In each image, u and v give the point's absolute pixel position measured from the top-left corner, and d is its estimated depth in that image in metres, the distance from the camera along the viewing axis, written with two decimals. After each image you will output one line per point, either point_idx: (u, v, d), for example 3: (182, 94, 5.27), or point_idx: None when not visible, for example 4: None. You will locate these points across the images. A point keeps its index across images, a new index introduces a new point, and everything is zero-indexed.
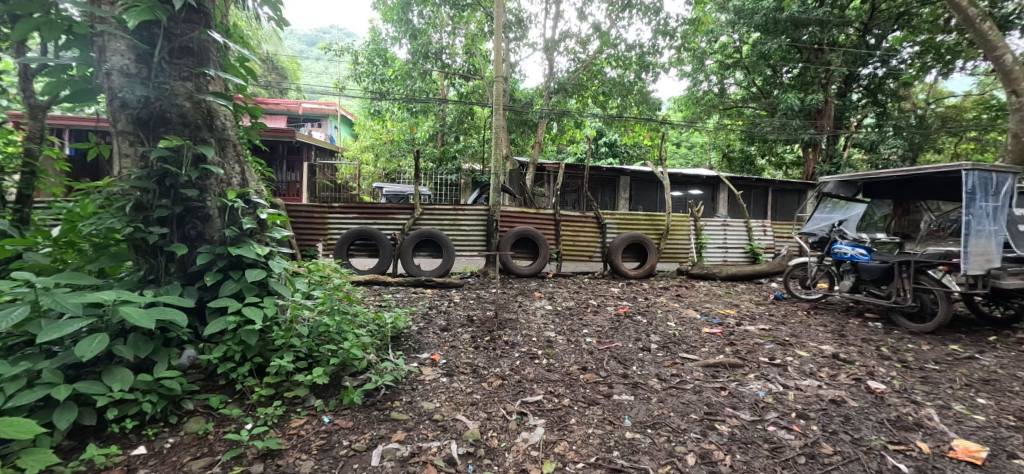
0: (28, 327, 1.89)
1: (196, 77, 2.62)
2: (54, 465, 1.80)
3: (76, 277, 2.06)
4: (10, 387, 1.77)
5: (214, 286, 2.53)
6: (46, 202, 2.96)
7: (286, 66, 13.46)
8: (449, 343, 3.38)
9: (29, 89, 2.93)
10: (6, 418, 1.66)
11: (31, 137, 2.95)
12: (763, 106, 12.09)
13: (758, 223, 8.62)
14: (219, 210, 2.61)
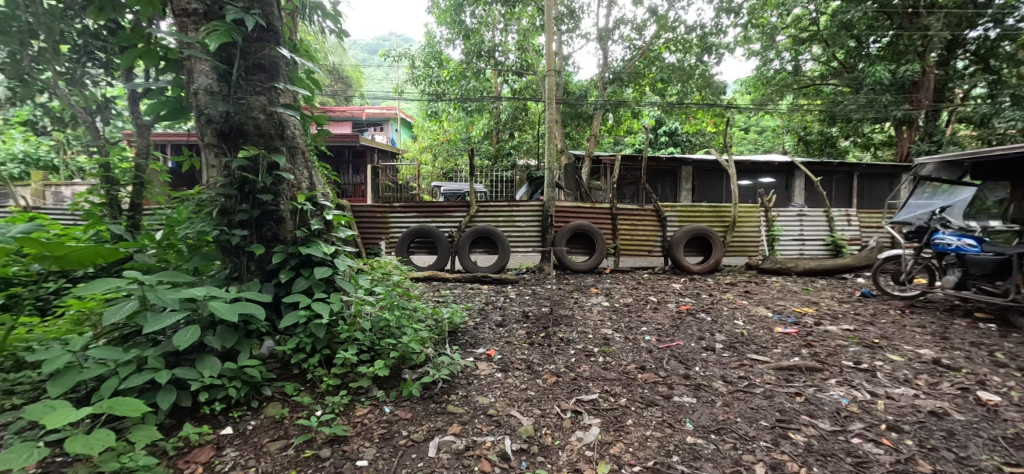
0: (137, 319, 2.14)
1: (268, 91, 2.82)
2: (159, 440, 2.05)
3: (174, 275, 2.32)
4: (124, 371, 2.04)
5: (288, 283, 2.74)
6: (152, 209, 3.32)
7: (350, 75, 14.26)
8: (505, 339, 3.42)
9: (137, 111, 3.35)
10: (119, 397, 1.90)
11: (139, 152, 3.36)
12: (846, 82, 10.94)
13: (840, 211, 7.86)
14: (290, 213, 2.82)
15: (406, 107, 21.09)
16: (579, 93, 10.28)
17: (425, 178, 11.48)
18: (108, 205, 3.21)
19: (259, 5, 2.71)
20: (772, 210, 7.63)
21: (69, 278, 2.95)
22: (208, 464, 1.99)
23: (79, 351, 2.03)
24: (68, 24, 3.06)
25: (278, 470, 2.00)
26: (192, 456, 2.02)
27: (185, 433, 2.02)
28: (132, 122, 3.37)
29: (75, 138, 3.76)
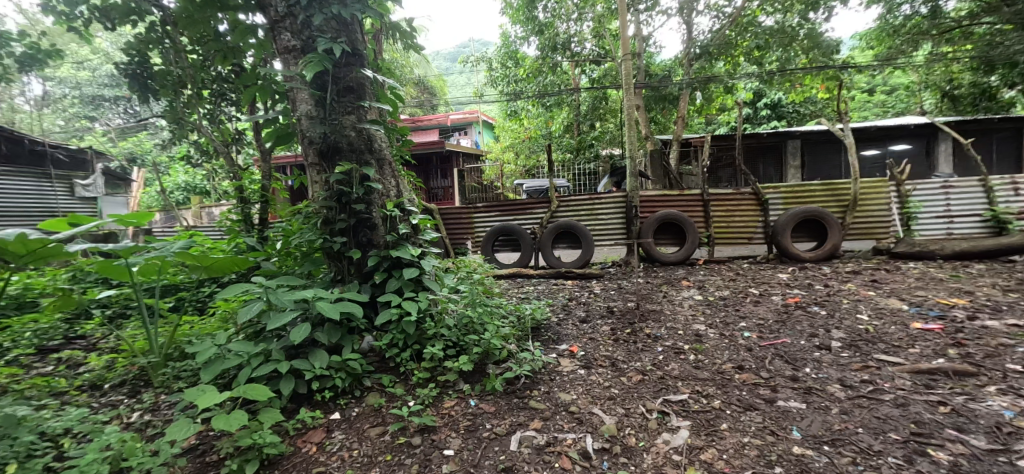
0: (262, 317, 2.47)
1: (356, 110, 3.08)
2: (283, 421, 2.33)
3: (289, 278, 2.63)
4: (255, 361, 2.35)
5: (382, 283, 2.97)
6: (275, 223, 3.74)
7: (434, 84, 15.02)
8: (588, 335, 3.37)
9: (260, 139, 3.91)
10: (251, 385, 2.20)
11: (263, 174, 3.92)
12: (1009, 17, 8.82)
13: (1005, 178, 6.38)
14: (381, 219, 3.06)
15: (488, 108, 21.63)
16: (662, 73, 9.66)
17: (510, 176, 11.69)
18: (243, 221, 3.80)
19: (345, 34, 2.98)
20: (905, 183, 6.47)
21: (218, 283, 3.52)
22: (321, 444, 2.24)
23: (221, 344, 2.41)
24: (206, 72, 3.69)
25: (377, 454, 2.19)
26: (307, 436, 2.29)
27: (301, 416, 2.29)
28: (257, 149, 3.94)
29: (217, 166, 4.50)
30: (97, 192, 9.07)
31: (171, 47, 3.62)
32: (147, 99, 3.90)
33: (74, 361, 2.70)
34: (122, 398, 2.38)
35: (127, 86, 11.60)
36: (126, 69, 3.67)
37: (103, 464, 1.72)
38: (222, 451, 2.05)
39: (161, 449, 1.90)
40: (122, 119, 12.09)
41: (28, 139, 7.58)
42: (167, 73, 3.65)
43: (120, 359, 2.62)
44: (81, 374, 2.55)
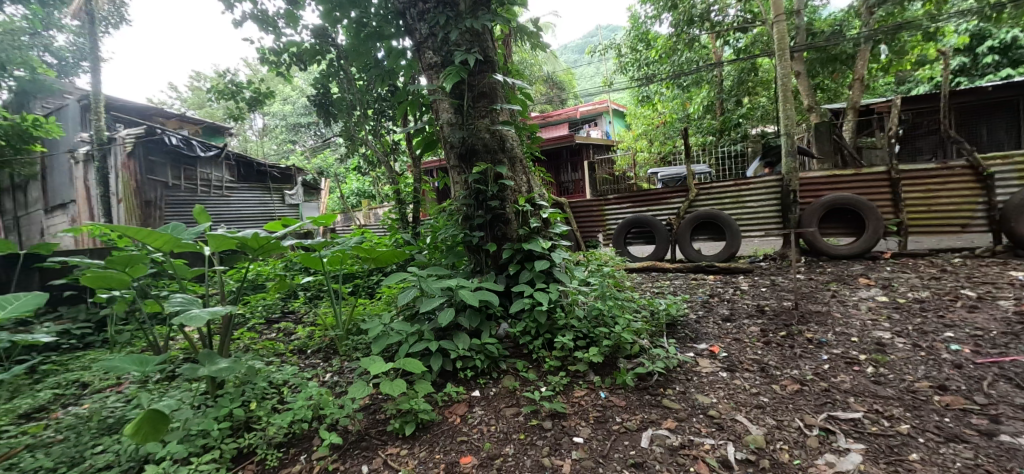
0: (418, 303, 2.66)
1: (490, 113, 3.26)
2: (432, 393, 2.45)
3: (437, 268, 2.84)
4: (410, 338, 2.56)
5: (516, 274, 3.05)
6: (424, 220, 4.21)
7: (563, 79, 15.11)
8: (732, 335, 3.08)
9: (411, 147, 4.43)
10: (406, 359, 2.37)
11: (414, 178, 4.44)
12: None
13: None
14: (514, 214, 3.16)
15: (619, 96, 20.91)
16: (830, 31, 8.13)
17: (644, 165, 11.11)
18: (401, 219, 4.38)
19: (478, 44, 3.20)
20: None
21: (383, 272, 4.13)
22: (464, 416, 2.32)
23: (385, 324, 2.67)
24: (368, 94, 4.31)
25: (512, 432, 2.21)
26: (453, 408, 2.38)
27: (448, 389, 2.39)
28: (410, 156, 4.48)
29: (379, 173, 5.25)
30: (297, 201, 11.00)
31: (344, 77, 4.37)
32: (330, 123, 4.78)
33: (288, 331, 3.43)
34: (319, 361, 2.92)
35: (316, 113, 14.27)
36: (315, 99, 4.53)
37: (305, 411, 2.15)
38: (387, 412, 2.25)
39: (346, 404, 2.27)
40: (314, 139, 14.89)
41: (257, 163, 9.79)
42: (342, 99, 4.41)
43: (317, 331, 3.23)
44: (293, 341, 3.23)
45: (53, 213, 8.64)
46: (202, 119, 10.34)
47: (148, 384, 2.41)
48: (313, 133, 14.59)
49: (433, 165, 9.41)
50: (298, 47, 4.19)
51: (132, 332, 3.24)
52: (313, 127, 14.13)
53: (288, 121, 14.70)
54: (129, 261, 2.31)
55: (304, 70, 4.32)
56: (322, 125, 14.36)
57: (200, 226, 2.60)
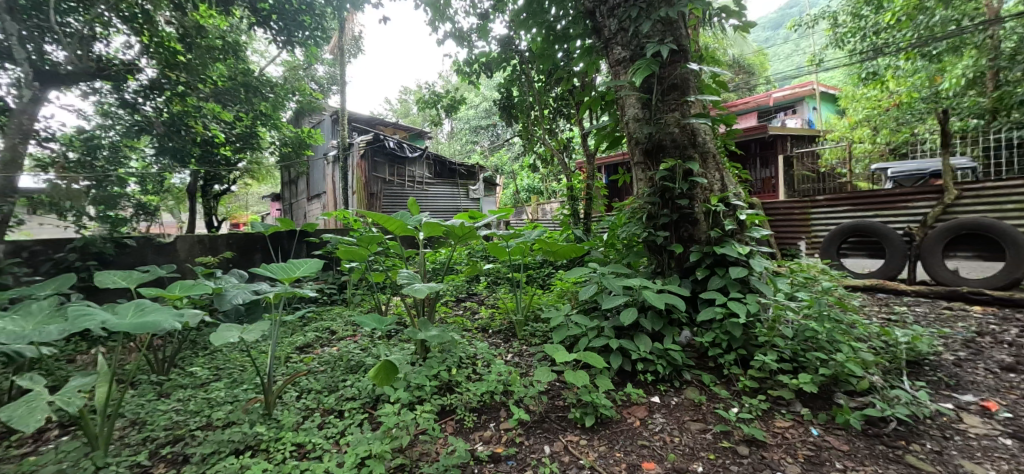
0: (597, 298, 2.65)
1: (681, 106, 2.98)
2: (610, 390, 2.42)
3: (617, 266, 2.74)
4: (590, 332, 2.56)
5: (704, 280, 2.78)
6: (598, 217, 4.17)
7: (752, 61, 13.17)
8: (1021, 393, 2.28)
9: (587, 144, 4.41)
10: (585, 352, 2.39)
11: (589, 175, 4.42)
12: None
13: None
14: (705, 214, 2.86)
15: (828, 75, 17.23)
16: None
17: (864, 160, 8.96)
18: (573, 215, 4.43)
19: (671, 33, 3.00)
20: None
21: (554, 266, 4.24)
22: (644, 421, 2.24)
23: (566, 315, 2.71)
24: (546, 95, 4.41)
25: (700, 449, 2.05)
26: (632, 410, 2.31)
27: (627, 389, 2.33)
28: (586, 153, 4.46)
29: (551, 171, 5.38)
30: (478, 195, 12.07)
31: (526, 81, 4.55)
32: (510, 124, 5.07)
33: (473, 310, 3.74)
34: (499, 341, 3.09)
35: (496, 115, 15.45)
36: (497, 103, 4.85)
37: (497, 385, 2.38)
38: (568, 400, 2.32)
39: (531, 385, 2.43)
40: (491, 139, 16.19)
41: (449, 162, 11.13)
42: (523, 101, 4.62)
43: (498, 313, 3.43)
44: (477, 319, 3.49)
45: (312, 201, 11.32)
46: (409, 126, 12.45)
47: (375, 339, 2.98)
48: (491, 134, 15.87)
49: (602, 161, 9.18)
50: (486, 58, 4.47)
51: (361, 295, 4.01)
52: (492, 129, 15.35)
53: (471, 124, 16.22)
54: (370, 242, 2.77)
55: (490, 76, 4.67)
56: (500, 126, 15.49)
57: (414, 215, 2.98)
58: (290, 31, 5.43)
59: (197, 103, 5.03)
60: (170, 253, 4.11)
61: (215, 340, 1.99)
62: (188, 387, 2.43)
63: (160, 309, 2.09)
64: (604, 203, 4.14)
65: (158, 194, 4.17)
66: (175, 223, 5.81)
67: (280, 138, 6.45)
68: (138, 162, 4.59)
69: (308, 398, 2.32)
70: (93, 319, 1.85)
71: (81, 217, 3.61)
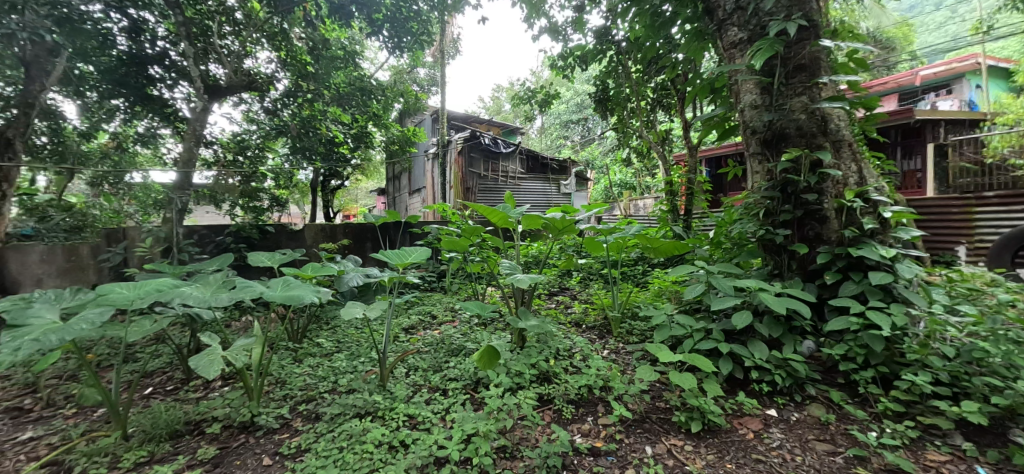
0: (705, 297, 2.50)
1: (810, 89, 2.62)
2: (719, 397, 2.26)
3: (729, 265, 2.53)
4: (696, 334, 2.40)
5: (834, 285, 2.46)
6: (702, 213, 3.88)
7: (894, 33, 11.17)
8: None
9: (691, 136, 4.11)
10: (692, 355, 2.26)
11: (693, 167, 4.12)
12: None
13: None
14: (836, 211, 2.52)
15: (997, 45, 14.10)
16: None
17: None
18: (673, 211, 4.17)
19: (798, 8, 2.65)
20: None
21: (650, 263, 4.05)
22: (759, 434, 2.06)
23: (668, 314, 2.57)
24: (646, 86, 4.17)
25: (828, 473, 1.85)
26: (744, 421, 2.15)
27: (740, 398, 2.16)
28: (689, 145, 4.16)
29: (648, 165, 5.12)
30: (570, 190, 11.85)
31: (623, 71, 4.35)
32: (605, 117, 4.89)
33: (566, 304, 3.64)
34: (594, 337, 2.98)
35: (587, 110, 14.95)
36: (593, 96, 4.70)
37: (596, 380, 2.37)
38: (671, 402, 2.22)
39: (631, 383, 2.38)
40: (583, 133, 15.86)
41: (542, 157, 11.15)
42: (620, 93, 4.42)
43: (592, 309, 3.32)
44: (571, 314, 3.40)
45: (414, 195, 12.07)
46: (503, 122, 12.62)
47: (473, 326, 3.11)
48: (582, 128, 15.55)
49: (706, 155, 8.45)
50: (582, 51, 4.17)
51: (458, 284, 4.20)
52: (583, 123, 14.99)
53: (562, 118, 15.75)
54: (472, 233, 2.86)
55: (586, 69, 4.53)
56: (591, 120, 15.05)
57: (512, 207, 3.03)
58: (398, 38, 5.31)
59: (322, 108, 5.39)
60: (300, 239, 4.63)
61: (344, 314, 2.26)
62: (317, 356, 2.76)
63: (301, 285, 2.41)
64: (708, 198, 3.85)
65: (287, 189, 4.75)
66: (300, 214, 6.52)
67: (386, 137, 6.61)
68: (273, 160, 5.23)
69: (416, 376, 2.50)
70: (252, 291, 2.21)
71: (233, 206, 4.21)
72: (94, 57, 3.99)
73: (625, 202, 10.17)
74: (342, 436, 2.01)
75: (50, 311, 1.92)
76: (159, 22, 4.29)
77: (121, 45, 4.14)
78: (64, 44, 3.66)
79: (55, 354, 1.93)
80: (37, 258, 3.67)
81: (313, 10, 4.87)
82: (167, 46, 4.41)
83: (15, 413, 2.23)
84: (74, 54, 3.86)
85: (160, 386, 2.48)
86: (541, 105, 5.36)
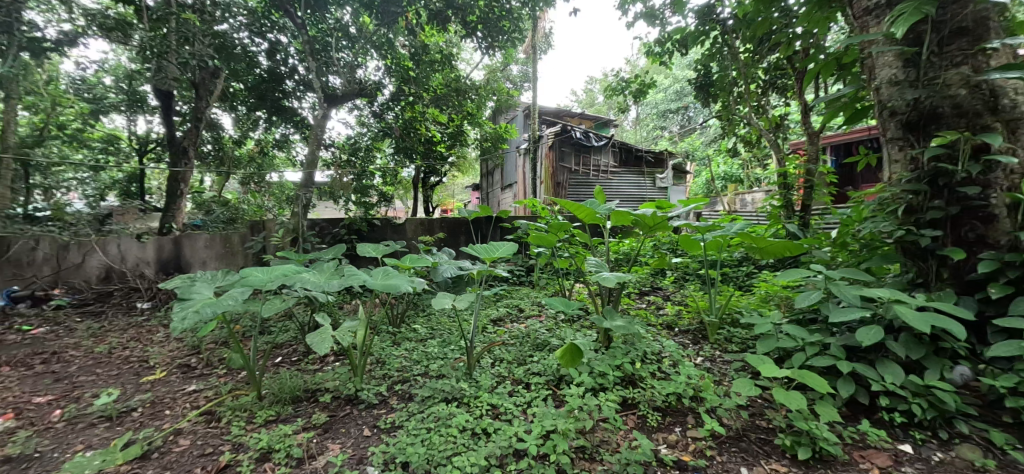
0: (823, 307, 2.18)
1: (974, 57, 2.11)
2: (836, 423, 1.97)
3: (855, 271, 2.17)
4: (810, 349, 2.10)
5: (1003, 301, 1.99)
6: (824, 209, 3.38)
7: None
8: None
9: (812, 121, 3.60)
10: (803, 371, 1.98)
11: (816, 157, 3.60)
12: None
13: None
14: (1009, 208, 2.02)
15: None
16: None
17: None
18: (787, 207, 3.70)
19: None
20: None
21: (757, 265, 3.66)
22: (886, 471, 1.76)
23: (775, 323, 2.30)
24: (757, 67, 3.72)
25: None
26: (868, 454, 1.84)
27: (864, 427, 1.85)
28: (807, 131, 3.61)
29: (759, 154, 4.60)
30: (666, 183, 11.00)
31: (729, 53, 3.93)
32: (707, 104, 4.49)
33: (658, 304, 3.44)
34: (688, 342, 2.78)
35: (688, 98, 13.61)
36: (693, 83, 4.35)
37: (686, 389, 2.22)
38: (775, 422, 1.99)
39: (727, 396, 2.18)
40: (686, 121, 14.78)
41: (636, 149, 10.53)
42: (725, 77, 4.02)
43: (687, 312, 3.09)
44: (662, 315, 3.20)
45: (506, 190, 12.28)
46: (595, 115, 12.23)
47: (559, 322, 3.10)
48: (687, 116, 14.51)
49: (827, 142, 7.44)
50: (681, 34, 3.82)
51: (546, 279, 4.21)
52: (683, 112, 13.97)
53: (660, 108, 14.66)
54: (559, 229, 2.87)
55: (685, 54, 4.18)
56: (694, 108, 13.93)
57: (601, 203, 2.95)
58: (491, 38, 5.43)
59: (423, 110, 5.84)
60: (402, 232, 5.04)
61: (434, 304, 2.40)
62: (413, 340, 2.98)
63: (398, 275, 2.62)
64: (833, 192, 3.34)
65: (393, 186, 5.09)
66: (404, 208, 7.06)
67: (481, 134, 6.85)
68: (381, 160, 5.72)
69: (501, 367, 2.57)
70: (357, 279, 2.45)
71: (347, 202, 4.66)
72: (241, 72, 4.83)
73: (730, 196, 9.30)
74: (430, 418, 2.15)
75: (207, 288, 2.33)
76: (290, 42, 4.98)
77: (262, 64, 5.00)
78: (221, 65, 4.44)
79: (210, 324, 2.34)
80: (202, 245, 4.44)
81: (414, 19, 5.25)
82: (296, 62, 5.14)
83: (185, 368, 2.76)
84: (230, 75, 4.87)
85: (287, 357, 2.89)
86: (635, 96, 5.09)
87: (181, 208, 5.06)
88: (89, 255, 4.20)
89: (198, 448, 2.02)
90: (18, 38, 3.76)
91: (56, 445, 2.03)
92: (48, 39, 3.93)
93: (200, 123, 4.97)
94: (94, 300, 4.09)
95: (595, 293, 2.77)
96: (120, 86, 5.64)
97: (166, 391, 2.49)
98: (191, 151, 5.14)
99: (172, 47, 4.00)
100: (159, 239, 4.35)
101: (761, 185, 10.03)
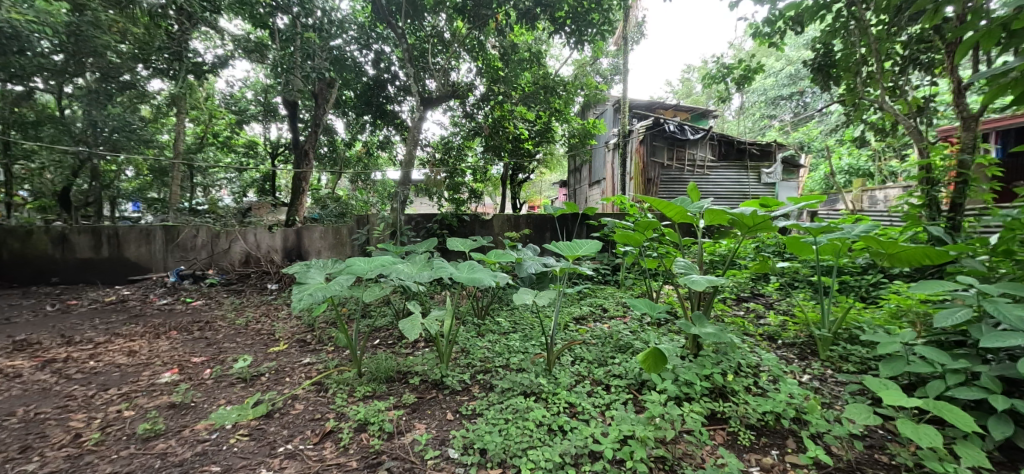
0: (972, 328, 1.80)
1: None
2: (983, 469, 1.64)
3: (1020, 286, 1.76)
4: (953, 377, 1.76)
5: None
6: (981, 210, 2.79)
7: None
8: None
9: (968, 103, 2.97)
10: (942, 403, 1.67)
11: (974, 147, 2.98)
12: None
13: None
14: None
15: None
16: None
17: None
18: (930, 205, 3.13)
19: None
20: None
21: (887, 273, 3.14)
22: None
23: (906, 343, 1.96)
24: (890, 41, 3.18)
25: None
26: None
27: None
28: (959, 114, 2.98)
29: (894, 144, 3.92)
30: (775, 178, 9.82)
31: (857, 28, 3.39)
32: (828, 88, 3.92)
33: (759, 313, 3.12)
34: (793, 356, 2.49)
35: (803, 79, 11.89)
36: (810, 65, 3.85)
37: (786, 409, 1.98)
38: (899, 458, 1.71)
39: (837, 422, 1.92)
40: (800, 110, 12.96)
41: (741, 141, 9.61)
42: (850, 56, 3.48)
43: (793, 323, 2.76)
44: (763, 325, 2.90)
45: (594, 186, 11.98)
46: (692, 106, 11.47)
47: (644, 324, 2.98)
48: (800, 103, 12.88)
49: (986, 126, 6.06)
50: (796, 10, 3.38)
51: (632, 279, 4.05)
52: (799, 98, 12.44)
53: (768, 95, 13.13)
54: (646, 227, 2.70)
55: (801, 32, 3.70)
56: (812, 92, 12.29)
57: (694, 200, 2.75)
58: (580, 32, 5.16)
59: (511, 108, 5.98)
60: (490, 228, 5.13)
61: (515, 299, 2.45)
62: (496, 333, 3.08)
63: (483, 269, 2.71)
64: (995, 189, 2.74)
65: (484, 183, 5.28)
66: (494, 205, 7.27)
67: (570, 129, 6.78)
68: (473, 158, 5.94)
69: (580, 366, 2.54)
70: (445, 271, 2.59)
71: (441, 198, 4.96)
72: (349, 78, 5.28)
73: (854, 192, 8.10)
74: (508, 409, 2.20)
75: (319, 274, 2.62)
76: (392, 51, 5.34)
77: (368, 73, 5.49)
78: (334, 74, 4.94)
79: (322, 306, 2.64)
80: (319, 236, 5.06)
81: (504, 20, 5.19)
82: (396, 70, 5.55)
83: (301, 343, 3.18)
84: (342, 83, 5.48)
85: (384, 340, 3.17)
86: (739, 83, 4.64)
87: (303, 204, 5.78)
88: (234, 242, 4.97)
89: (309, 414, 2.31)
90: (186, 63, 4.47)
91: (206, 398, 2.47)
92: (206, 64, 4.65)
93: (318, 129, 5.62)
94: (236, 280, 4.79)
95: (684, 296, 2.60)
96: (258, 99, 6.74)
97: (287, 362, 2.89)
98: (310, 153, 5.86)
99: (297, 63, 4.58)
100: (286, 230, 5.06)
101: (894, 180, 8.64)
